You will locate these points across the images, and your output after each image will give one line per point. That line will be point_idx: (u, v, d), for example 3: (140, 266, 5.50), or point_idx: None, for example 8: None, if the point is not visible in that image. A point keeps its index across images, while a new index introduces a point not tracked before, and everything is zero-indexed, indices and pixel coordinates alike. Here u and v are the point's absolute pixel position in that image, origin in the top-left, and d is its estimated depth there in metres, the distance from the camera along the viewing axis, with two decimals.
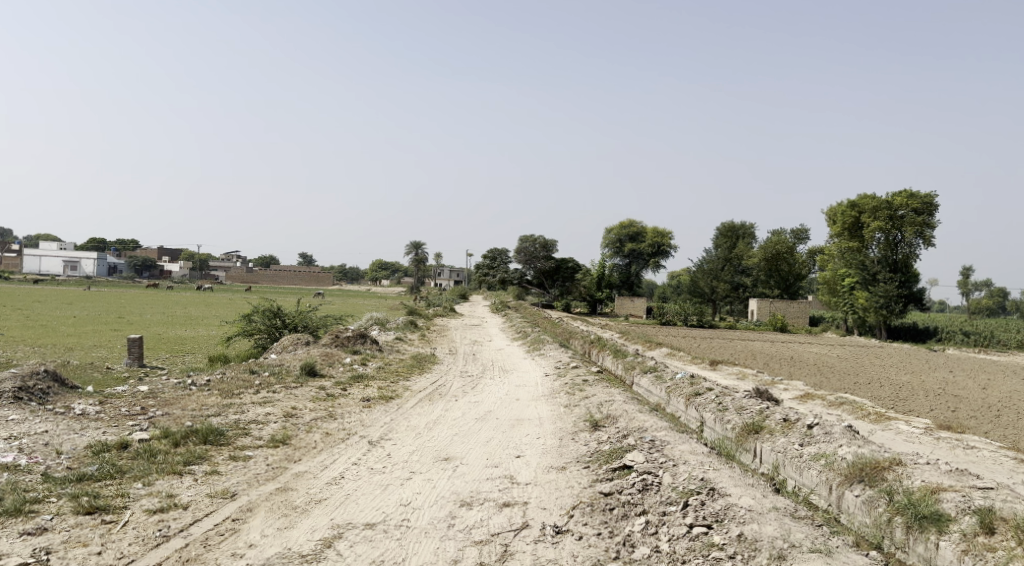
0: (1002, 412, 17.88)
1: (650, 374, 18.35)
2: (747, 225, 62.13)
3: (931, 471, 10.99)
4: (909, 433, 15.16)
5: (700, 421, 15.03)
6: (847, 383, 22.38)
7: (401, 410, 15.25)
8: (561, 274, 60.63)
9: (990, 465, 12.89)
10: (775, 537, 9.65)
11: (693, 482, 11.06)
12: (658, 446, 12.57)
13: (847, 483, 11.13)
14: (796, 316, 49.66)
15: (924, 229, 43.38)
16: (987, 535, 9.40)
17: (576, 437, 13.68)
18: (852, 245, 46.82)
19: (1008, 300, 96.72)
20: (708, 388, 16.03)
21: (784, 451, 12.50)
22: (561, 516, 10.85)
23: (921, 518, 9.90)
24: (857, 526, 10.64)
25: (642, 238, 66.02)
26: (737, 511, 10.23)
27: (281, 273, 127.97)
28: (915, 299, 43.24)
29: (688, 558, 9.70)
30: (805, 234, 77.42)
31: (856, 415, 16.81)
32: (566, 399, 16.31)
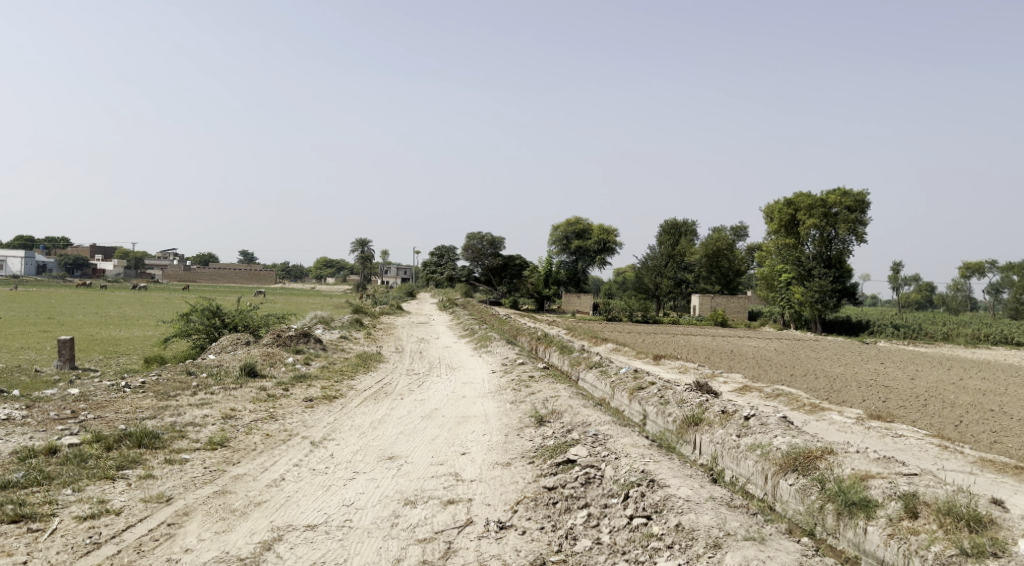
0: (928, 401, 18.62)
1: (595, 369, 18.54)
2: (689, 222, 63.30)
3: (860, 459, 11.39)
4: (842, 423, 15.66)
5: (643, 415, 15.25)
6: (784, 375, 23.03)
7: (345, 410, 15.11)
8: (508, 271, 60.79)
9: (917, 452, 13.40)
10: (711, 526, 9.88)
11: (634, 474, 11.24)
12: (601, 439, 12.72)
13: (781, 472, 11.45)
14: (737, 311, 50.70)
15: (856, 226, 44.98)
16: (911, 519, 9.78)
17: (521, 433, 13.75)
18: (788, 242, 47.96)
19: (935, 294, 100.74)
20: (651, 382, 16.27)
21: (722, 442, 12.80)
22: (505, 511, 10.91)
23: (851, 504, 10.26)
24: (790, 513, 10.99)
25: (588, 236, 66.60)
26: (676, 501, 10.43)
27: (221, 272, 125.22)
28: (848, 293, 44.86)
29: (629, 549, 9.89)
30: (745, 232, 79.17)
31: (792, 406, 17.31)
32: (512, 395, 16.37)
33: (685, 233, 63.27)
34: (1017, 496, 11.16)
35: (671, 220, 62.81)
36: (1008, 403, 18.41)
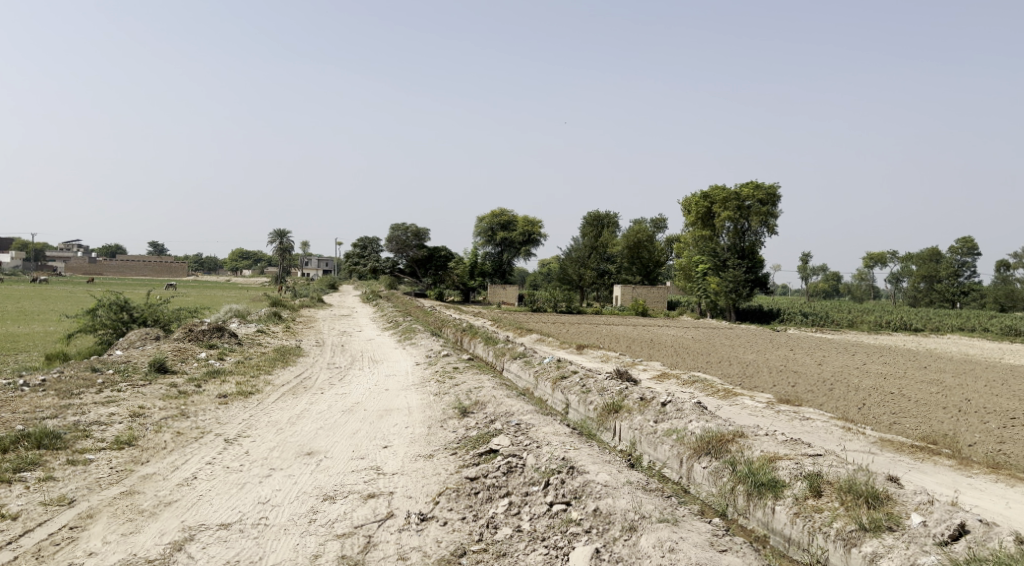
0: (834, 385, 19.49)
1: (519, 360, 18.63)
2: (611, 214, 64.23)
3: (770, 441, 11.82)
4: (754, 407, 16.23)
5: (565, 404, 15.42)
6: (700, 363, 23.72)
7: (262, 405, 14.74)
8: (434, 263, 60.36)
9: (823, 434, 13.99)
10: (627, 510, 10.11)
11: (555, 462, 11.37)
12: (523, 429, 12.80)
13: (696, 456, 11.80)
14: (657, 301, 51.81)
15: (768, 219, 46.56)
16: (815, 497, 10.24)
17: (445, 425, 13.70)
18: (704, 233, 49.19)
19: (842, 284, 105.30)
20: (573, 371, 16.47)
21: (641, 428, 13.08)
22: (427, 503, 10.87)
23: (760, 485, 10.69)
24: (703, 495, 11.35)
25: (513, 228, 66.77)
26: (595, 487, 10.62)
27: (130, 264, 120.05)
28: (762, 282, 46.22)
29: (548, 536, 10.03)
30: (664, 224, 80.97)
31: (707, 391, 17.81)
32: (436, 387, 16.30)
33: (607, 226, 64.14)
34: (913, 473, 11.81)
35: (593, 212, 63.47)
36: (906, 386, 19.44)
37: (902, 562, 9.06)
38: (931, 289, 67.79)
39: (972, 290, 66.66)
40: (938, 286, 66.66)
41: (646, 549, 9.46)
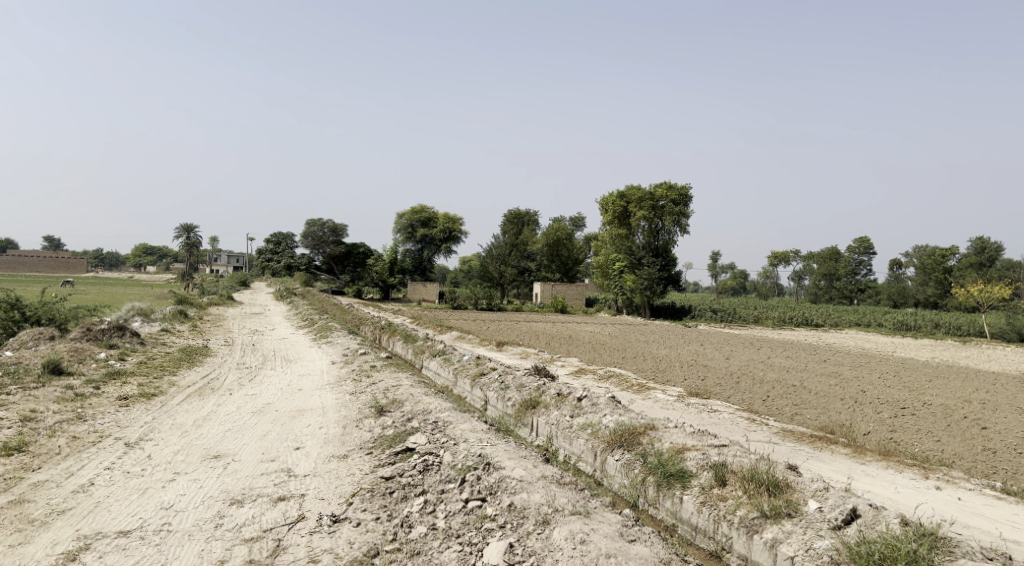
0: (741, 378, 20.21)
1: (438, 357, 18.55)
2: (531, 213, 64.67)
3: (679, 433, 12.15)
4: (665, 400, 16.66)
5: (483, 400, 15.44)
6: (615, 358, 24.19)
7: (166, 408, 14.20)
8: (352, 259, 59.32)
9: (730, 425, 14.47)
10: (541, 504, 10.24)
11: (471, 458, 11.38)
12: (440, 426, 12.74)
13: (609, 449, 12.03)
14: (575, 298, 52.46)
15: (680, 218, 47.76)
16: (720, 486, 10.60)
17: (360, 424, 13.47)
18: (621, 232, 50.23)
19: (749, 281, 109.08)
20: (491, 368, 16.51)
21: (557, 423, 13.23)
22: (340, 504, 10.70)
23: (669, 475, 11.00)
24: (616, 487, 11.59)
25: (433, 225, 66.40)
26: (510, 482, 10.69)
27: (23, 260, 113.32)
28: (674, 281, 47.61)
29: (462, 532, 10.03)
30: (582, 223, 81.91)
31: (621, 386, 18.16)
32: (352, 386, 16.03)
33: (527, 224, 64.41)
34: (811, 461, 12.36)
35: (513, 211, 63.67)
36: (808, 379, 20.35)
37: (800, 547, 9.48)
38: (830, 286, 70.92)
39: (868, 287, 70.20)
40: (838, 284, 69.86)
41: (558, 542, 9.62)
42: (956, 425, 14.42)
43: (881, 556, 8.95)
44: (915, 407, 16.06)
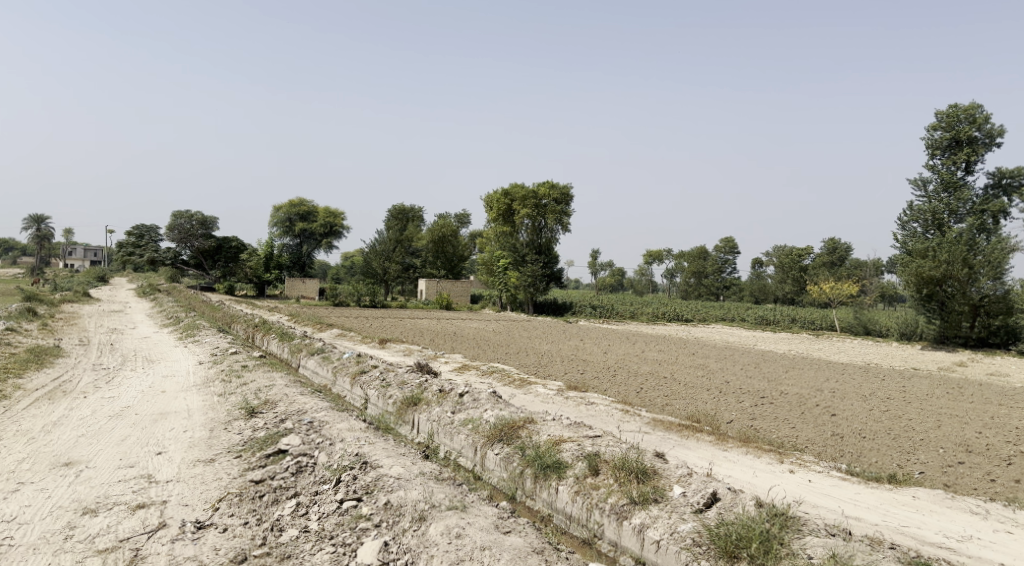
0: (618, 372, 20.85)
1: (316, 356, 18.02)
2: (416, 208, 64.25)
3: (556, 426, 12.39)
4: (546, 394, 16.93)
5: (363, 399, 15.16)
6: (498, 354, 24.37)
7: (10, 413, 13.17)
8: (223, 254, 56.87)
9: (605, 417, 14.86)
10: (417, 500, 10.18)
11: (347, 458, 11.16)
12: (316, 427, 12.40)
13: (489, 443, 12.11)
14: (460, 294, 52.41)
15: (562, 217, 48.78)
16: (593, 475, 10.89)
17: (229, 426, 12.87)
18: (505, 229, 49.86)
19: (624, 277, 112.48)
20: (373, 366, 16.22)
21: (438, 419, 13.19)
22: (205, 510, 10.26)
23: (546, 467, 11.20)
24: (494, 481, 11.69)
25: (313, 218, 64.41)
26: (387, 481, 10.57)
27: None
28: (556, 278, 48.42)
29: (336, 533, 9.84)
30: (467, 220, 81.84)
31: (503, 381, 18.32)
32: (221, 387, 15.34)
33: (411, 219, 63.73)
34: (678, 449, 12.92)
35: (399, 206, 63.02)
36: (680, 371, 21.24)
37: (666, 530, 9.89)
38: (700, 283, 74.44)
39: (732, 285, 74.13)
40: (706, 281, 73.33)
41: (434, 537, 9.61)
42: (809, 412, 15.43)
43: (737, 537, 9.46)
44: (774, 397, 17.06)
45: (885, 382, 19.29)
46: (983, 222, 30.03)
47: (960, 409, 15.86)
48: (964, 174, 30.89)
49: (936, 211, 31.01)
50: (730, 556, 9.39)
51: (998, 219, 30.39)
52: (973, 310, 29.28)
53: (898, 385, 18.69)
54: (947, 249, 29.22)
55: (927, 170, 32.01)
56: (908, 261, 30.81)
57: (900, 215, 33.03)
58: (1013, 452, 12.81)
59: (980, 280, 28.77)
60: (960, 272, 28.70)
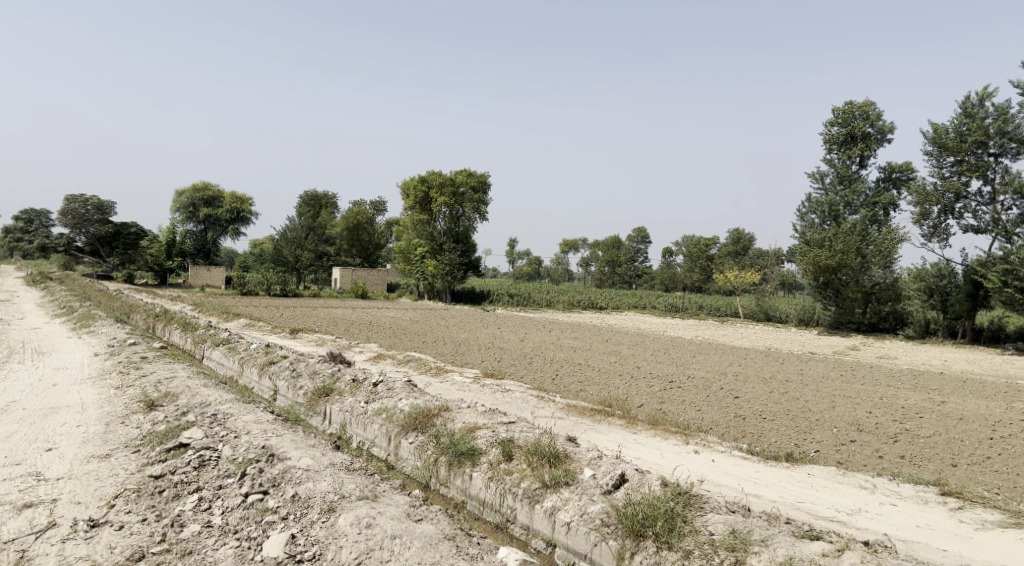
0: (534, 359, 21.02)
1: (222, 346, 17.41)
2: (329, 195, 62.95)
3: (470, 413, 12.39)
4: (461, 382, 16.92)
5: (272, 390, 14.77)
6: (414, 343, 24.20)
7: None
8: (121, 241, 54.36)
9: (519, 404, 14.97)
10: (327, 491, 10.02)
11: (253, 450, 10.86)
12: (220, 419, 12.01)
13: (403, 433, 12.01)
14: (376, 282, 51.77)
15: (480, 206, 48.67)
16: (507, 461, 10.97)
17: (127, 420, 12.33)
18: (422, 217, 49.30)
19: (542, 266, 113.50)
20: (282, 356, 15.81)
21: (351, 409, 12.98)
22: (100, 507, 9.84)
23: (460, 454, 11.21)
24: (408, 470, 11.62)
25: (218, 203, 62.28)
26: (295, 472, 10.35)
27: None
28: (473, 266, 48.53)
29: (241, 528, 9.59)
30: (383, 207, 80.67)
31: (419, 369, 18.20)
32: (118, 380, 14.66)
33: (324, 206, 62.33)
34: (590, 433, 13.14)
35: (311, 192, 61.54)
36: (593, 357, 21.59)
37: (576, 512, 10.05)
38: (613, 272, 75.91)
39: (644, 273, 75.85)
40: (619, 270, 74.81)
41: (343, 528, 9.48)
42: (715, 395, 15.96)
43: (644, 516, 9.69)
44: (682, 381, 17.56)
45: (785, 366, 20.15)
46: (874, 213, 31.62)
47: (852, 390, 16.70)
48: (858, 167, 32.43)
49: (833, 203, 32.41)
50: (636, 535, 9.63)
51: (888, 210, 32.02)
52: (865, 297, 30.86)
53: (798, 369, 19.55)
54: (841, 239, 30.61)
55: (825, 164, 33.42)
56: (806, 250, 32.14)
57: (799, 206, 34.39)
58: (898, 429, 13.58)
59: (871, 269, 30.31)
60: (854, 261, 30.14)
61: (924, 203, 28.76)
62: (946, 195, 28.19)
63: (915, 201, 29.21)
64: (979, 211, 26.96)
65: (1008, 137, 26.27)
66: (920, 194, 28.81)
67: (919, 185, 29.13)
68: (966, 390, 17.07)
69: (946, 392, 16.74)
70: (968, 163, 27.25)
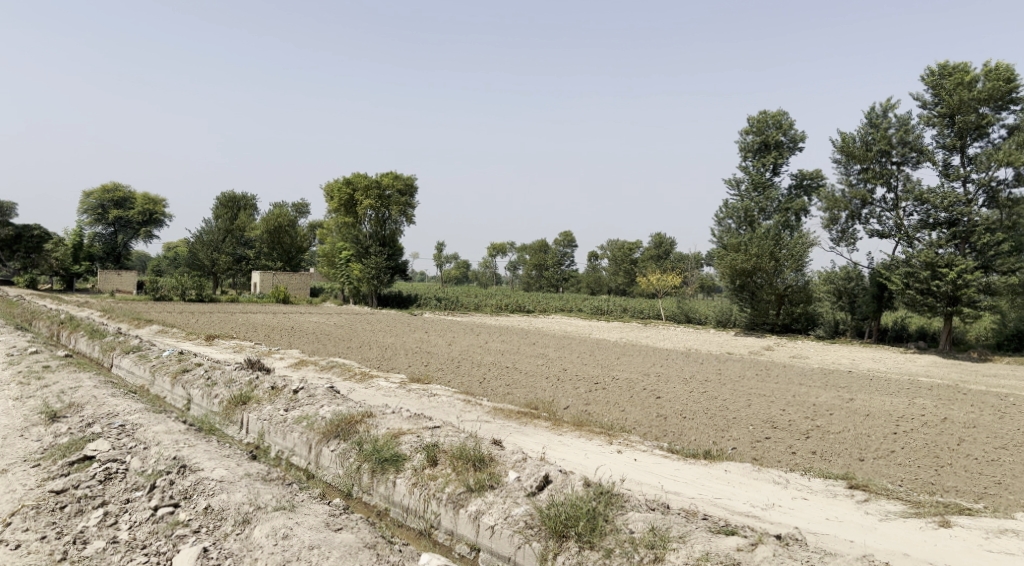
0: (461, 363, 20.93)
1: (132, 354, 16.72)
2: (248, 197, 61.38)
3: (395, 419, 12.23)
4: (387, 387, 16.70)
5: (186, 399, 14.24)
6: (338, 348, 23.78)
7: None
8: (23, 245, 49.71)
9: (446, 408, 14.86)
10: (242, 503, 9.72)
11: (164, 462, 10.45)
12: (128, 430, 11.51)
13: (324, 440, 11.77)
14: (299, 287, 50.70)
15: (406, 209, 48.17)
16: (431, 466, 10.88)
17: (27, 433, 11.69)
18: (347, 220, 48.45)
19: (470, 270, 113.39)
20: (196, 363, 15.28)
21: (269, 418, 12.64)
22: None
23: (383, 461, 11.06)
24: (329, 478, 11.39)
25: (128, 206, 60.10)
26: (208, 484, 10.01)
27: None
28: (400, 270, 48.14)
29: (149, 542, 9.22)
30: (306, 209, 79.20)
31: (343, 375, 17.87)
32: (16, 391, 13.89)
33: (243, 208, 60.64)
34: (516, 435, 13.15)
35: (229, 193, 59.81)
36: (520, 360, 21.63)
37: (500, 515, 10.03)
38: (540, 276, 76.49)
39: (571, 276, 76.65)
40: (546, 273, 75.40)
41: (258, 540, 9.22)
42: (637, 396, 16.21)
43: (566, 517, 9.74)
44: (605, 382, 17.77)
45: (706, 366, 20.65)
46: (787, 219, 32.71)
47: (768, 389, 17.23)
48: (771, 174, 33.54)
49: (748, 208, 33.38)
50: (559, 536, 9.66)
51: (800, 216, 33.19)
52: (778, 299, 31.94)
53: (719, 369, 20.03)
54: (756, 243, 31.53)
55: (740, 171, 34.42)
56: (723, 254, 33.03)
57: (717, 211, 35.31)
58: (811, 426, 14.06)
59: (784, 272, 31.41)
60: (768, 264, 31.14)
61: (833, 208, 29.97)
62: (853, 201, 29.39)
63: (825, 206, 30.40)
64: (884, 217, 28.20)
65: (910, 147, 27.58)
66: (830, 200, 29.98)
67: (828, 191, 30.31)
68: (873, 387, 17.83)
69: (854, 389, 17.45)
70: (873, 171, 28.50)
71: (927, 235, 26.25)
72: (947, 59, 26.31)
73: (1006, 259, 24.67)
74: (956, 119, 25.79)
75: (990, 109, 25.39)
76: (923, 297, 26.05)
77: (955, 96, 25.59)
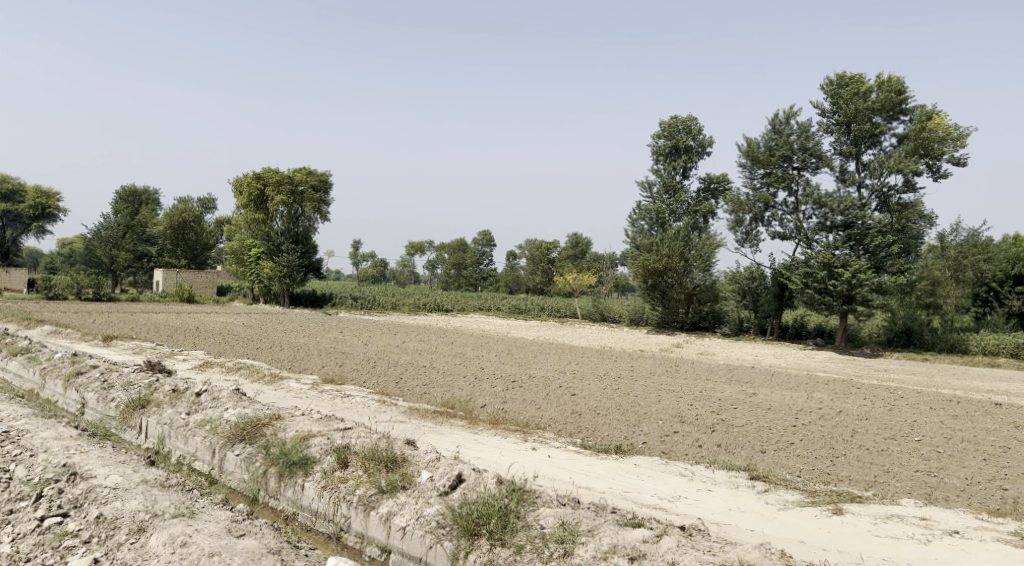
0: (376, 362, 20.63)
1: (20, 356, 15.79)
2: (150, 190, 58.88)
3: (304, 421, 11.96)
4: (298, 388, 16.32)
5: (80, 403, 13.54)
6: (247, 349, 23.10)
7: None
8: None
9: (359, 408, 14.66)
10: (137, 511, 9.31)
11: (52, 470, 9.92)
12: (12, 437, 10.87)
13: (229, 444, 11.38)
14: (204, 285, 49.06)
15: (320, 205, 46.84)
16: (341, 468, 10.69)
17: None
18: (256, 217, 46.63)
19: (386, 269, 111.75)
20: (91, 365, 14.54)
21: (170, 422, 12.15)
22: None
23: (291, 464, 10.78)
24: (234, 483, 11.04)
25: (19, 198, 56.98)
26: (100, 492, 9.56)
27: None
28: (313, 268, 47.49)
29: (33, 555, 8.71)
30: (213, 204, 76.83)
31: (252, 376, 17.35)
32: None
33: (144, 202, 58.05)
34: (429, 435, 13.06)
35: (129, 187, 57.17)
36: (436, 360, 21.50)
37: (411, 516, 9.91)
38: (458, 275, 76.33)
39: (489, 276, 76.81)
40: (465, 272, 75.40)
41: (154, 549, 8.82)
42: (552, 393, 16.35)
43: (478, 515, 9.72)
44: (521, 380, 17.86)
45: (618, 363, 21.02)
46: (696, 221, 33.61)
47: (677, 385, 17.66)
48: (681, 177, 34.43)
49: (659, 210, 34.06)
50: (471, 534, 9.62)
51: (708, 218, 34.19)
52: (687, 298, 32.96)
53: (631, 366, 20.42)
54: (666, 244, 32.24)
55: (652, 174, 35.15)
56: (636, 253, 33.63)
57: (630, 213, 35.97)
58: (716, 420, 14.48)
59: (693, 272, 32.35)
60: (678, 264, 31.99)
61: (738, 211, 30.97)
62: (757, 204, 30.47)
63: (730, 209, 31.39)
64: (785, 219, 29.35)
65: (809, 152, 28.81)
66: (735, 202, 30.97)
67: (734, 195, 31.30)
68: (777, 382, 18.53)
69: (758, 384, 18.09)
70: (776, 175, 29.60)
71: (825, 238, 27.45)
72: (844, 69, 27.57)
73: (896, 260, 26.07)
74: (852, 126, 27.06)
75: (882, 118, 26.75)
76: (821, 296, 27.26)
77: (851, 105, 26.84)
